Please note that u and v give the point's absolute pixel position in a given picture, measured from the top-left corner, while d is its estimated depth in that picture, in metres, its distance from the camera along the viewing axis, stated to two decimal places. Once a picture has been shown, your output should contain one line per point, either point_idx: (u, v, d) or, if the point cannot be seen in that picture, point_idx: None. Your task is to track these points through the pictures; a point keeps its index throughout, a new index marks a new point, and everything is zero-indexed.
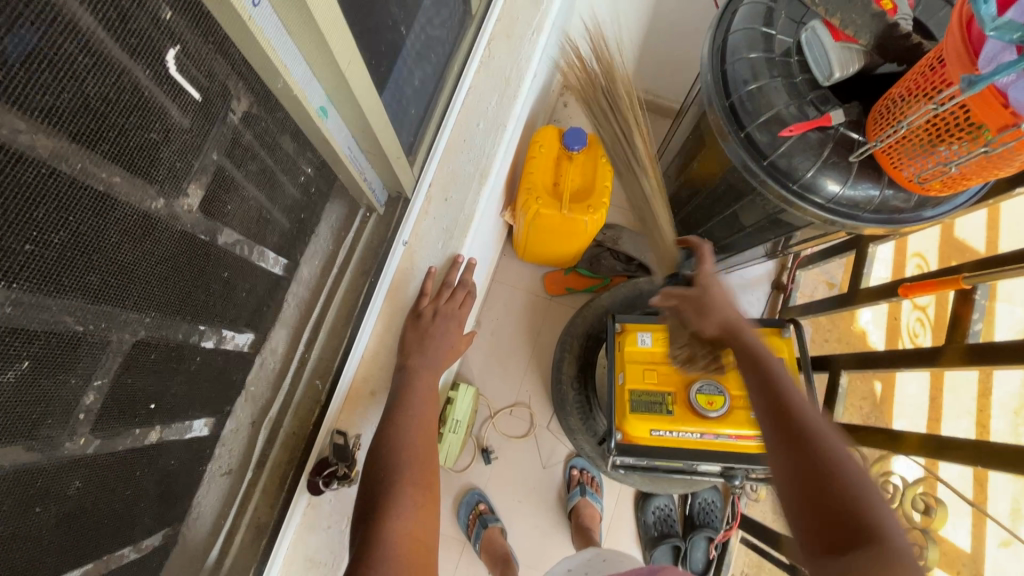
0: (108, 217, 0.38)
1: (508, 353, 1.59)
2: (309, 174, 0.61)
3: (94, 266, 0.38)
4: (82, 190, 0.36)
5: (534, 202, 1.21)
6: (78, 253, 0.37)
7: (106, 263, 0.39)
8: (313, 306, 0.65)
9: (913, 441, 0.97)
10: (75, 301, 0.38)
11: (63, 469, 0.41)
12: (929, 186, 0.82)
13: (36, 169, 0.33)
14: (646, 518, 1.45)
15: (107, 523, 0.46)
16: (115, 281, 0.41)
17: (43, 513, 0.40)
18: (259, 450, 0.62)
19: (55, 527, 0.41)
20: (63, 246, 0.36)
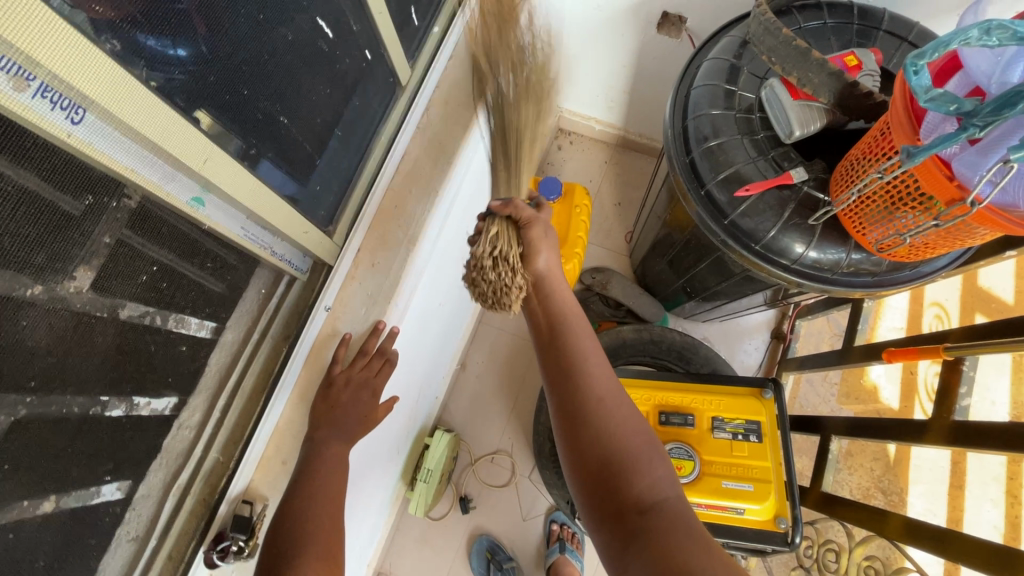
0: None
1: (492, 397, 1.57)
2: (228, 245, 0.63)
3: None
4: None
5: None
6: None
7: None
8: (232, 371, 0.67)
9: (896, 526, 0.89)
10: None
11: None
12: (893, 253, 0.77)
13: None
14: None
15: None
16: None
17: None
18: (166, 517, 0.62)
19: None
20: None
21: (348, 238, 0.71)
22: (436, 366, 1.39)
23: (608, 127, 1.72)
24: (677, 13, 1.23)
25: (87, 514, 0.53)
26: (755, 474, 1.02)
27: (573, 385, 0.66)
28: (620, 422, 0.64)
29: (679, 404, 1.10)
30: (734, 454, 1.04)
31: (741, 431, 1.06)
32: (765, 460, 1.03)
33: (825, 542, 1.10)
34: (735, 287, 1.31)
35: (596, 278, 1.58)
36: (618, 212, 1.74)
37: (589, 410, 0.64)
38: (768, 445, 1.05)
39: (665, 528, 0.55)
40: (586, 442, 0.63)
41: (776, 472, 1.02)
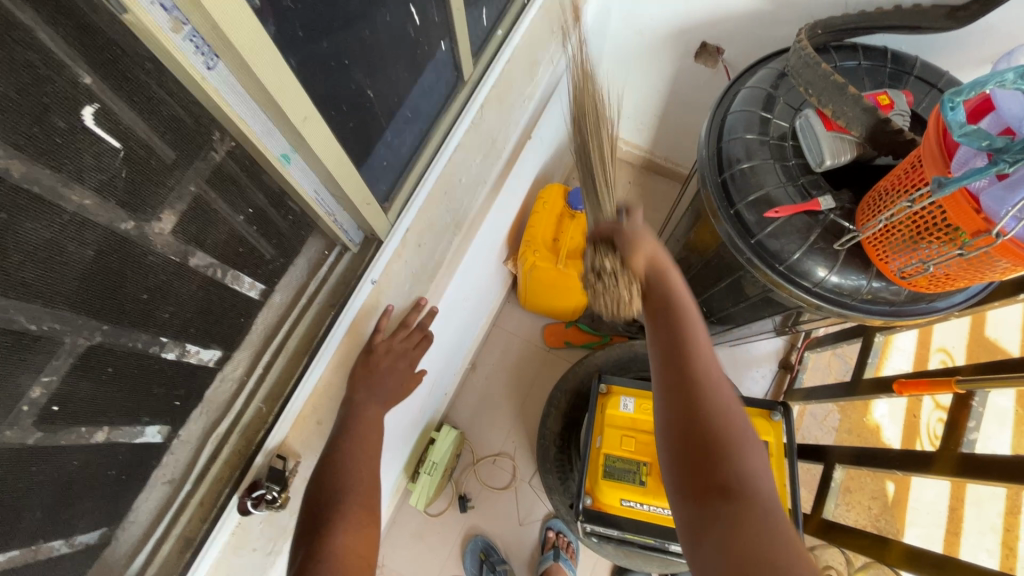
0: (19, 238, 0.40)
1: (499, 399, 1.59)
2: (289, 211, 0.66)
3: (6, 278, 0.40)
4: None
5: (531, 254, 1.25)
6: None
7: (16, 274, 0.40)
8: (277, 331, 0.70)
9: (898, 552, 0.90)
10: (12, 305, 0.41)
11: None
12: (915, 282, 0.80)
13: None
14: None
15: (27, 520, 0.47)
16: (41, 286, 0.43)
17: None
18: (201, 464, 0.64)
19: None
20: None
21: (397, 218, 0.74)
22: (450, 362, 1.42)
23: (635, 149, 1.78)
24: (716, 45, 1.29)
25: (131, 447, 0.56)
26: None
27: (691, 362, 0.63)
28: (731, 407, 0.61)
29: None
30: None
31: None
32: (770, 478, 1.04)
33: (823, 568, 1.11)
34: (748, 311, 1.34)
35: None
36: None
37: (713, 403, 0.60)
38: (773, 465, 1.07)
39: (758, 525, 0.52)
40: (694, 430, 0.59)
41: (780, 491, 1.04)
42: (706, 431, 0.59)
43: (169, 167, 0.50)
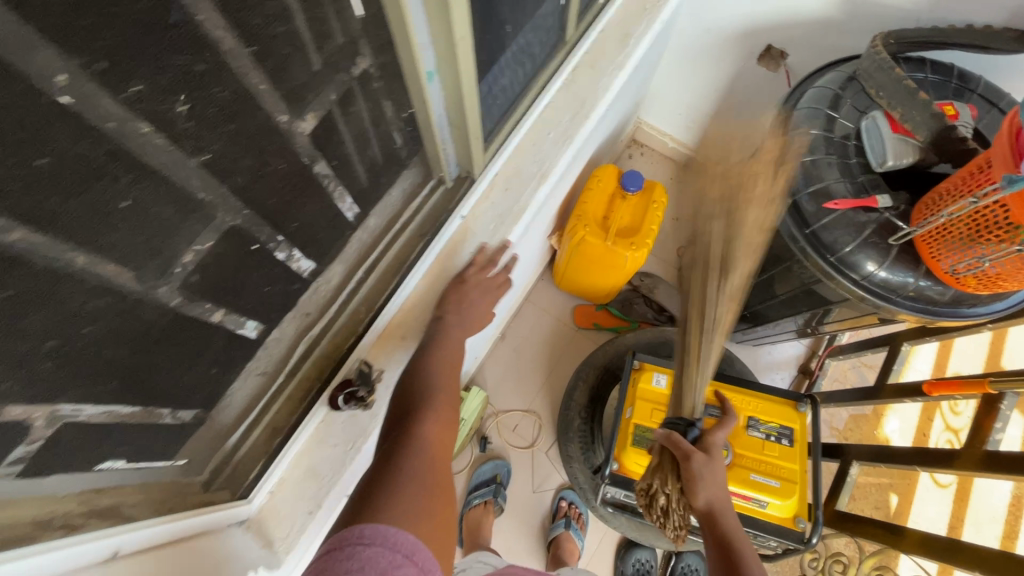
0: (218, 112, 0.45)
1: (525, 370, 1.64)
2: (396, 139, 0.71)
3: (197, 142, 0.45)
4: (213, 77, 0.43)
5: (582, 228, 1.29)
6: (197, 129, 0.44)
7: (206, 138, 0.45)
8: (370, 252, 0.75)
9: (914, 539, 0.95)
10: (195, 169, 0.46)
11: (122, 298, 0.47)
12: (965, 280, 0.85)
13: (200, 49, 0.41)
14: (625, 569, 1.43)
15: (147, 368, 0.52)
16: (217, 157, 0.48)
17: (109, 328, 0.47)
18: (294, 360, 0.70)
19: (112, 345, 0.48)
20: (193, 122, 0.44)
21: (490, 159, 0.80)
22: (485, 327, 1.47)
23: (681, 146, 1.82)
24: (780, 48, 1.33)
25: (233, 337, 0.61)
26: (783, 473, 1.08)
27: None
28: None
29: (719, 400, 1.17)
30: (765, 452, 1.10)
31: (774, 432, 1.12)
32: (794, 462, 1.09)
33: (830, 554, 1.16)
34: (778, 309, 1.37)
35: (644, 281, 1.66)
36: (676, 226, 1.81)
37: None
38: (797, 450, 1.11)
39: None
40: None
41: (802, 475, 1.08)
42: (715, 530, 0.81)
43: (319, 76, 0.55)
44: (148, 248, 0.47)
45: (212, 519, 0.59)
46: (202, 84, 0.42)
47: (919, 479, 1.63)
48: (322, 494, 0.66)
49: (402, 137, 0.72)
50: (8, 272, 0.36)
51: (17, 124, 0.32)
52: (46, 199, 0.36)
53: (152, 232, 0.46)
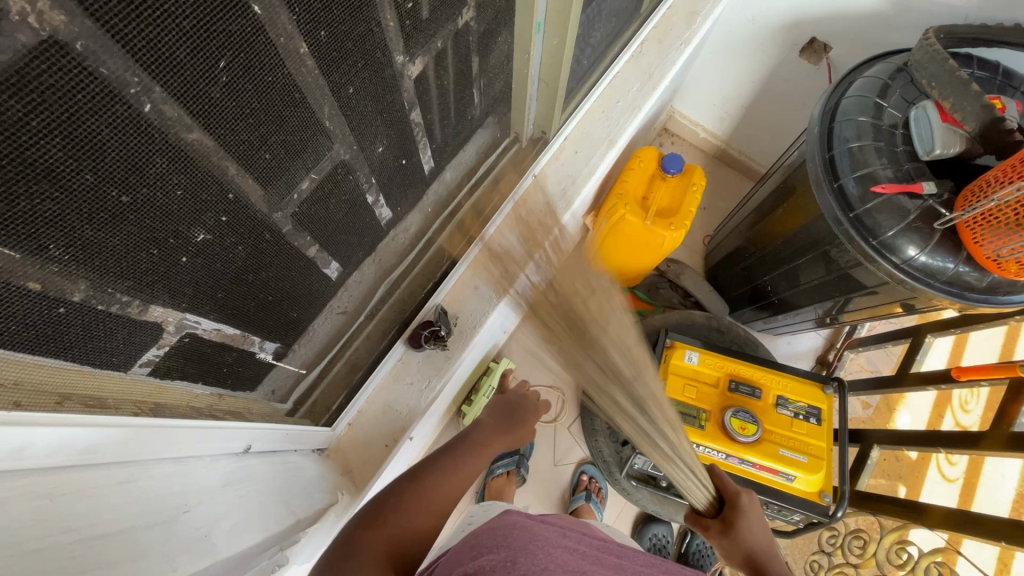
0: (354, 43, 0.48)
1: (550, 347, 1.68)
2: (478, 96, 0.74)
3: (334, 69, 0.47)
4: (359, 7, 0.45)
5: (622, 206, 1.33)
6: (337, 57, 0.47)
7: (341, 66, 0.48)
8: (445, 205, 0.79)
9: (938, 515, 0.98)
10: (329, 96, 0.49)
11: (249, 215, 0.48)
12: (1006, 265, 0.89)
13: None
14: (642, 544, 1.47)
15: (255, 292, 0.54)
16: (344, 87, 0.50)
17: (236, 243, 0.48)
18: (373, 302, 0.74)
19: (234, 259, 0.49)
20: (337, 48, 0.46)
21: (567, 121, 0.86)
22: (519, 300, 1.51)
23: (712, 137, 1.84)
24: (823, 42, 1.37)
25: (317, 275, 0.62)
26: (810, 450, 1.12)
27: None
28: None
29: (749, 378, 1.22)
30: (793, 429, 1.14)
31: (803, 412, 1.17)
32: (821, 440, 1.13)
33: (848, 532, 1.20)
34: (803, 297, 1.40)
35: (671, 267, 1.69)
36: (702, 215, 1.85)
37: None
38: (824, 429, 1.15)
39: None
40: None
41: (828, 452, 1.13)
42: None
43: (432, 24, 0.57)
44: (279, 168, 0.49)
45: (306, 450, 0.61)
46: (356, 20, 0.46)
47: (928, 472, 1.63)
48: (398, 430, 0.70)
49: (484, 93, 0.74)
50: (155, 163, 0.36)
51: (221, 10, 0.34)
52: (223, 95, 0.38)
53: (283, 160, 0.49)
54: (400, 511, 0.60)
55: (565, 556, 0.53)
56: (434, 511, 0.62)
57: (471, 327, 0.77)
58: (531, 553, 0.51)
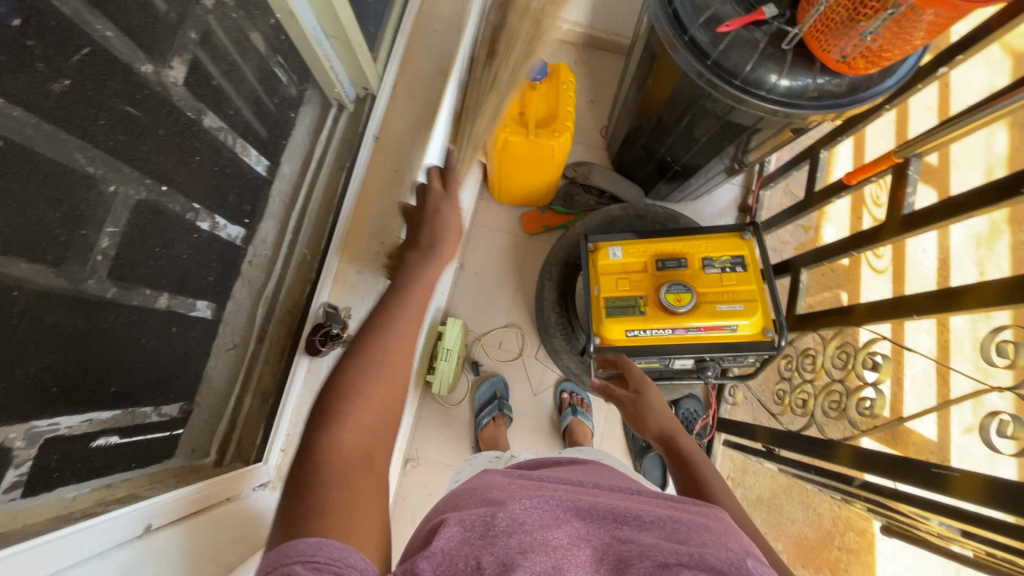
0: (56, 70, 0.40)
1: (493, 289, 1.69)
2: (283, 80, 0.69)
3: (50, 109, 0.40)
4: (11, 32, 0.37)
5: (502, 130, 1.28)
6: (39, 96, 0.39)
7: (54, 102, 0.41)
8: (295, 201, 0.75)
9: (862, 311, 1.06)
10: (69, 140, 0.42)
11: (38, 297, 0.43)
12: (854, 63, 0.90)
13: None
14: (634, 431, 1.57)
15: (102, 370, 0.50)
16: (83, 121, 0.43)
17: (34, 332, 0.42)
18: (258, 326, 0.71)
19: (46, 347, 0.44)
20: (27, 86, 0.39)
21: (384, 71, 0.82)
22: (443, 259, 1.49)
23: (575, 26, 1.78)
24: None
25: (187, 323, 0.60)
26: (744, 296, 1.18)
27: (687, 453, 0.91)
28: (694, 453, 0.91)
29: (671, 251, 1.26)
30: (724, 284, 1.20)
31: (728, 264, 1.22)
32: (751, 284, 1.19)
33: (798, 352, 1.30)
34: (702, 156, 1.42)
35: (579, 170, 1.68)
36: (592, 109, 1.81)
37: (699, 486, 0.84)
38: (752, 273, 1.21)
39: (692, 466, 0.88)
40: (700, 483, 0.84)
41: (761, 293, 1.18)
42: (686, 447, 0.93)
43: (173, 20, 0.51)
44: (51, 238, 0.43)
45: (219, 498, 0.59)
46: (38, 45, 0.39)
47: (860, 271, 1.74)
48: None
49: (287, 74, 0.70)
50: None
51: None
52: None
53: (49, 227, 0.42)
54: (344, 425, 0.58)
55: (537, 508, 0.49)
56: (385, 412, 0.62)
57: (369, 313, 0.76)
58: (509, 505, 0.49)
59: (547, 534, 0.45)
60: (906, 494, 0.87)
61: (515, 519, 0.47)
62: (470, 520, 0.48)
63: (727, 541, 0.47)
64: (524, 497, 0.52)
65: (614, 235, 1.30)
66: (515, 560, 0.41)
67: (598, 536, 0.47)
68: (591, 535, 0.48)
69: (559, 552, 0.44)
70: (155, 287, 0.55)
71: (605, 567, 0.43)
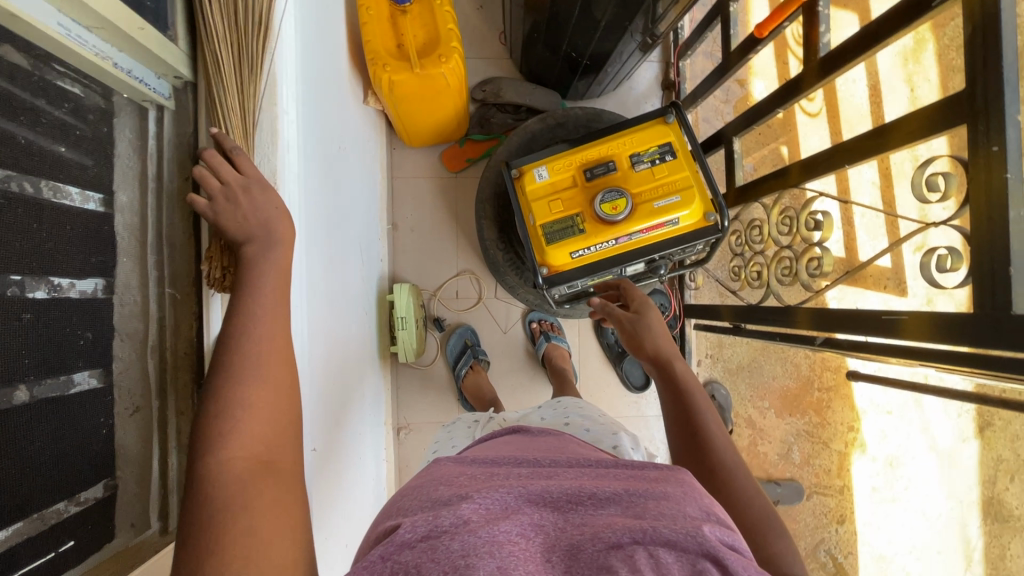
0: None
1: (434, 240, 1.61)
2: (73, 95, 0.58)
3: None
4: None
5: (382, 71, 1.14)
6: None
7: None
8: (147, 230, 0.66)
9: (797, 171, 1.03)
10: None
11: None
12: None
13: None
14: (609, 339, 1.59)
15: None
16: None
17: None
18: (155, 377, 0.66)
19: None
20: None
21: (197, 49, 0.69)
22: (367, 226, 1.40)
23: None
24: None
25: (69, 401, 0.56)
26: (679, 186, 1.14)
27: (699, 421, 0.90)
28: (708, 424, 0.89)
29: (598, 157, 1.19)
30: (657, 177, 1.14)
31: (657, 156, 1.16)
32: (683, 171, 1.14)
33: (744, 224, 1.28)
34: (607, 42, 1.30)
35: (486, 89, 1.54)
36: (483, 15, 1.63)
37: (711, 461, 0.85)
38: (682, 159, 1.15)
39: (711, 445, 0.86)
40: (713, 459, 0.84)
41: (695, 177, 1.14)
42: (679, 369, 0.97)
43: None
44: None
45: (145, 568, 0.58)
46: None
47: (795, 120, 1.68)
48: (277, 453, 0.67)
49: (75, 87, 0.58)
50: None
51: None
52: None
53: None
54: (228, 440, 0.54)
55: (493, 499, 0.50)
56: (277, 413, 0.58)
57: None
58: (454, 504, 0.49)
59: (493, 531, 0.45)
60: (866, 344, 0.88)
61: (458, 516, 0.47)
62: (414, 521, 0.47)
63: (686, 507, 0.50)
64: (461, 490, 0.52)
65: (539, 154, 1.22)
66: (459, 563, 0.41)
67: (550, 524, 0.49)
68: (544, 518, 0.49)
69: (504, 549, 0.43)
70: (7, 380, 0.50)
71: (557, 557, 0.45)
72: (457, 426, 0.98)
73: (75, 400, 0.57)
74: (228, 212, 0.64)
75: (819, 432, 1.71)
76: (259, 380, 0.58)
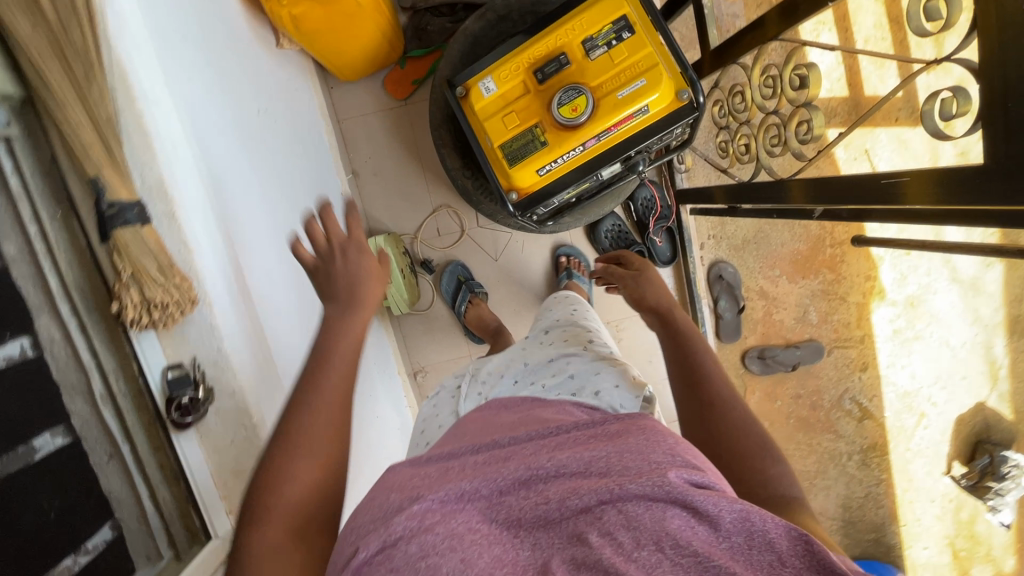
0: None
1: (401, 180, 1.51)
2: None
3: None
4: None
5: (278, 8, 0.99)
6: None
7: None
8: (49, 277, 0.61)
9: (774, 21, 0.87)
10: None
11: None
12: None
13: None
14: (606, 240, 1.56)
15: None
16: None
17: None
18: (117, 421, 0.65)
19: None
20: None
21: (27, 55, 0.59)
22: (322, 185, 1.31)
23: None
24: None
25: (32, 470, 0.56)
26: (644, 67, 0.98)
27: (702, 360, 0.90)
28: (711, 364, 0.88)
29: (547, 52, 1.03)
30: (617, 62, 0.99)
31: (613, 36, 0.99)
32: (647, 47, 0.98)
33: (725, 93, 1.12)
34: None
35: None
36: None
37: (707, 402, 0.82)
38: (643, 33, 0.99)
39: (711, 387, 0.84)
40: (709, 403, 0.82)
41: (660, 52, 0.98)
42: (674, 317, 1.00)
43: None
44: None
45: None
46: None
47: None
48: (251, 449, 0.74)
49: None
50: None
51: None
52: None
53: None
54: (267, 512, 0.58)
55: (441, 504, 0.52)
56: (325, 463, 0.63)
57: (219, 351, 0.70)
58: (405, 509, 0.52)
59: (453, 528, 0.49)
60: (867, 212, 0.78)
61: (411, 519, 0.50)
62: (369, 540, 0.49)
63: (648, 456, 0.54)
64: (410, 492, 0.55)
65: (483, 62, 1.07)
66: (418, 568, 0.45)
67: (512, 497, 0.53)
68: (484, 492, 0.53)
69: (466, 543, 0.47)
70: None
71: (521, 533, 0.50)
72: (441, 395, 0.97)
73: (39, 466, 0.57)
74: (329, 272, 0.72)
75: (835, 288, 1.66)
76: (315, 454, 0.62)
